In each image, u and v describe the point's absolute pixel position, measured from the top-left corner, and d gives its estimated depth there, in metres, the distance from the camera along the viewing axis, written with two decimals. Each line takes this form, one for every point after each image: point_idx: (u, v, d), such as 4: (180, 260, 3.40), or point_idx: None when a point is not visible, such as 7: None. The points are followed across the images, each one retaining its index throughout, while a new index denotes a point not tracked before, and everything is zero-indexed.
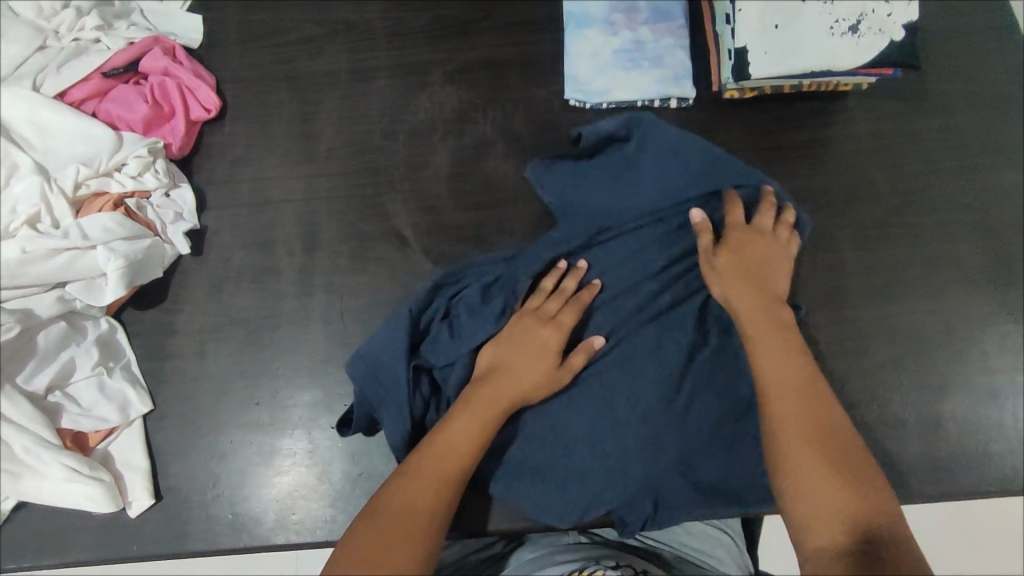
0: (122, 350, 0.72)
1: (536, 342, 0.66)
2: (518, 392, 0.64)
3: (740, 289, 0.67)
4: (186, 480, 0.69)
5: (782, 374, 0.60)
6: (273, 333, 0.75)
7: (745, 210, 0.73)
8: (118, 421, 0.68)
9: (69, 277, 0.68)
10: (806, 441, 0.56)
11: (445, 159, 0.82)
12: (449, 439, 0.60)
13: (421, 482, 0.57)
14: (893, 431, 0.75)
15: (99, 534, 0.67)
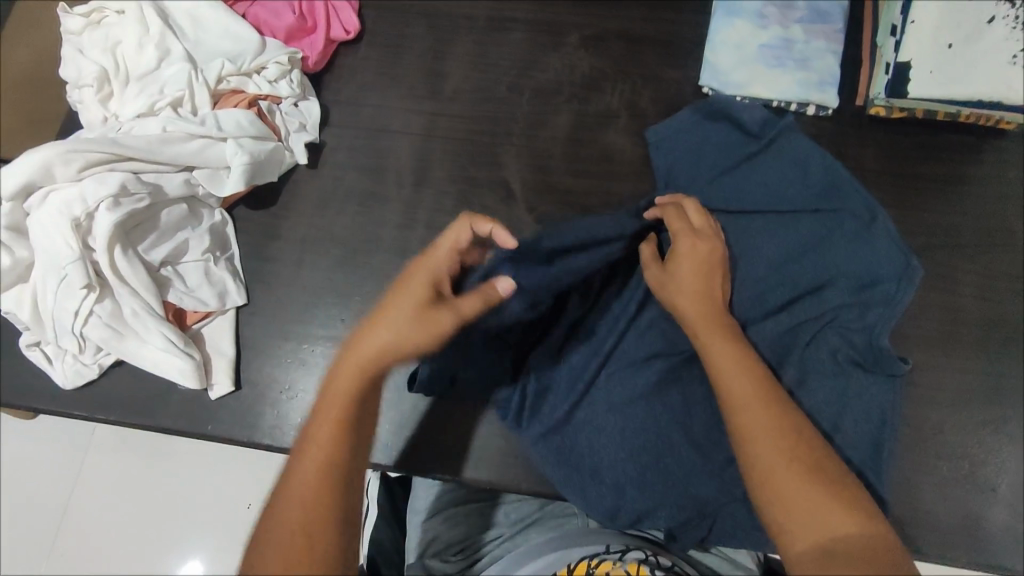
0: (230, 244, 0.75)
1: (425, 264, 0.54)
2: (396, 323, 0.53)
3: (690, 291, 0.62)
4: (265, 377, 0.72)
5: (731, 369, 0.56)
6: (368, 258, 0.76)
7: (874, 241, 0.68)
8: (215, 306, 0.72)
9: (197, 163, 0.71)
10: (775, 437, 0.51)
11: (564, 122, 0.81)
12: (334, 392, 0.52)
13: (317, 457, 0.50)
14: (997, 505, 0.67)
15: (181, 406, 0.71)
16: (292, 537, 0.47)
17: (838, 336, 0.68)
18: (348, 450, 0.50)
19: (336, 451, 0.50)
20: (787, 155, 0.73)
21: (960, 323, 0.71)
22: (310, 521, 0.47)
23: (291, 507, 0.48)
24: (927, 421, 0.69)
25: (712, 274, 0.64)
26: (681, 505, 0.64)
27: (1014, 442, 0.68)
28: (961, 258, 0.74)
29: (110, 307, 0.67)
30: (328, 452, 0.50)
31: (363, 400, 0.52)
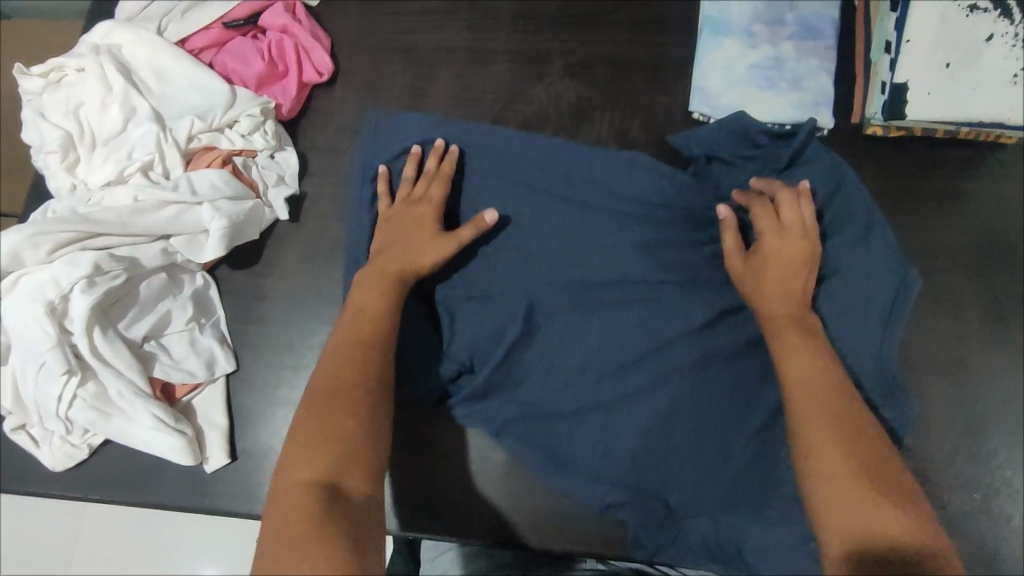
0: (214, 308, 0.73)
1: (416, 237, 0.68)
2: (399, 298, 0.64)
3: (775, 284, 0.64)
4: (261, 445, 0.70)
5: (802, 366, 0.58)
6: None
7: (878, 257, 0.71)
8: (203, 376, 0.69)
9: (175, 230, 0.69)
10: (831, 439, 0.53)
11: None
12: (348, 336, 0.61)
13: (343, 360, 0.59)
14: (1008, 533, 0.66)
15: (175, 481, 0.69)
16: (314, 449, 0.52)
17: (839, 343, 0.69)
18: (372, 376, 0.58)
19: (347, 370, 0.58)
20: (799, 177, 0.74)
21: (967, 346, 0.70)
22: (338, 394, 0.56)
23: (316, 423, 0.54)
24: (939, 451, 0.67)
25: (804, 268, 0.65)
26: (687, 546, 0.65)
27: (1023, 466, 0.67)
28: (965, 279, 0.72)
29: (95, 388, 0.65)
30: (350, 372, 0.58)
31: (372, 338, 0.61)
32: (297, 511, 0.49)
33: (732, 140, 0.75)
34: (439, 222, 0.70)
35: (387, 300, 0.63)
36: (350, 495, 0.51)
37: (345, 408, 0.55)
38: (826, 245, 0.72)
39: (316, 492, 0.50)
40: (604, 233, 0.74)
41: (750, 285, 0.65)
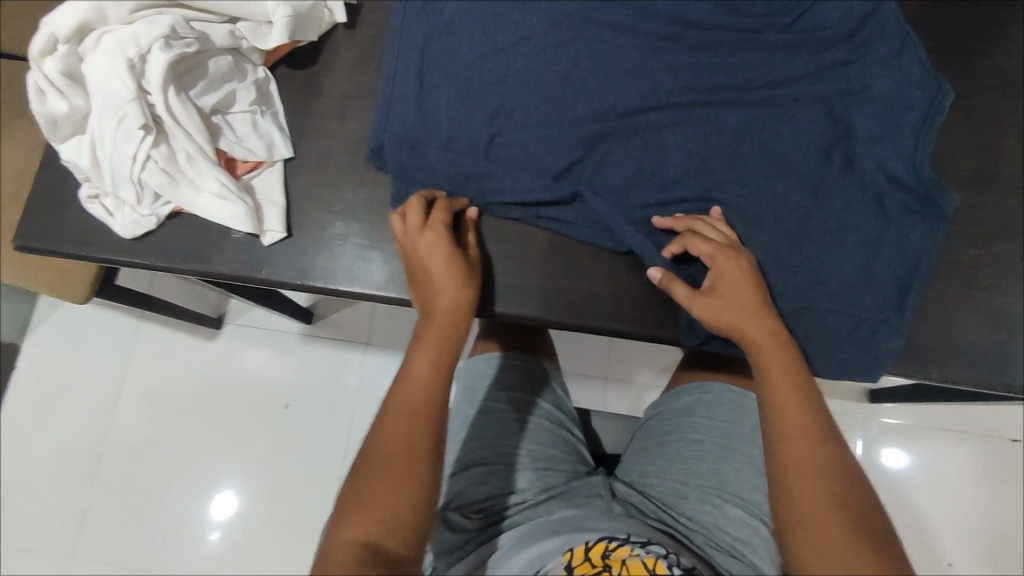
0: (274, 101, 0.77)
1: (446, 279, 0.65)
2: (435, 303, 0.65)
3: (748, 322, 0.63)
4: (314, 226, 0.75)
5: (793, 418, 0.59)
6: None
7: (921, 70, 0.72)
8: (264, 157, 0.74)
9: (241, 14, 0.73)
10: (831, 516, 0.54)
11: None
12: (400, 396, 0.60)
13: (398, 412, 0.59)
14: (1014, 329, 0.69)
15: (236, 252, 0.74)
16: (371, 484, 0.55)
17: (873, 151, 0.71)
18: (427, 427, 0.58)
19: (426, 403, 0.59)
20: None
21: (999, 163, 0.72)
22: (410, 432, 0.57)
23: (372, 465, 0.56)
24: (961, 253, 0.70)
25: (754, 296, 0.64)
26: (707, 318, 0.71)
27: None
28: (1001, 100, 0.73)
29: (166, 152, 0.70)
30: (416, 403, 0.59)
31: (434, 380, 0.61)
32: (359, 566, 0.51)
33: None
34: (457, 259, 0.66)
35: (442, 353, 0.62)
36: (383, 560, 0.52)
37: (411, 445, 0.57)
38: (872, 56, 0.73)
39: (364, 551, 0.52)
40: (647, 37, 0.74)
41: (714, 285, 0.65)
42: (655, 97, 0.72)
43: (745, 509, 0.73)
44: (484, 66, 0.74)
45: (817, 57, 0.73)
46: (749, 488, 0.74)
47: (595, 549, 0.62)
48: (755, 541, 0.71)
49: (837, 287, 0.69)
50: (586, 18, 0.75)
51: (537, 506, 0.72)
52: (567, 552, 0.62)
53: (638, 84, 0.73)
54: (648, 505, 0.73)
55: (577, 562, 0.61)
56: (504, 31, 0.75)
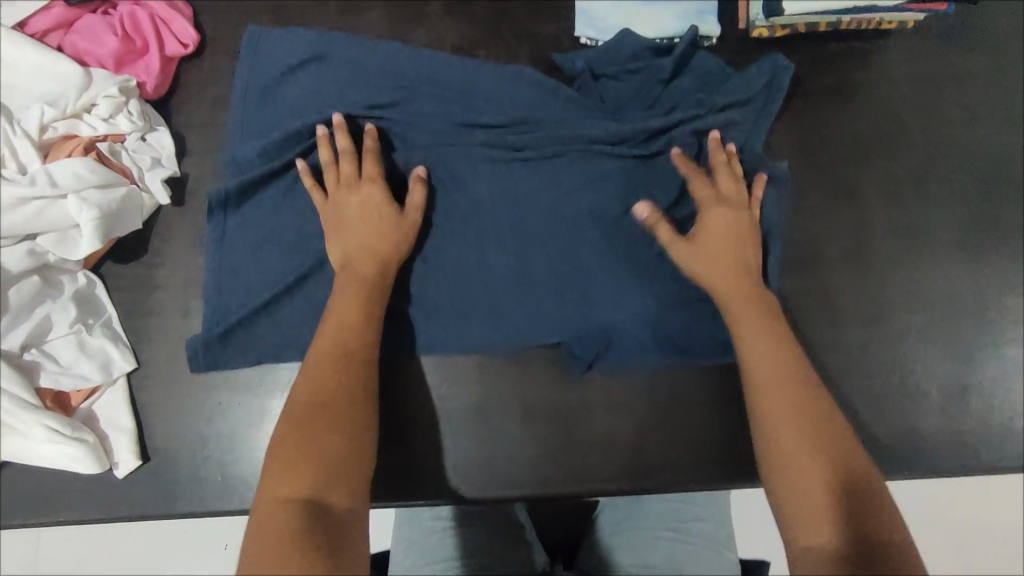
0: (103, 307, 0.68)
1: (376, 282, 0.63)
2: (360, 291, 0.62)
3: (712, 266, 0.65)
4: (173, 442, 0.67)
5: (770, 366, 0.59)
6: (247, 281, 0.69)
7: (771, 156, 0.71)
8: (100, 379, 0.65)
9: (39, 228, 0.63)
10: (814, 459, 0.53)
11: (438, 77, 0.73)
12: (312, 367, 0.58)
13: (320, 388, 0.56)
14: (914, 403, 0.67)
15: (88, 493, 0.65)
16: (308, 466, 0.51)
17: None
18: (344, 408, 0.55)
19: (335, 395, 0.56)
20: (694, 88, 0.73)
21: (871, 236, 0.71)
22: (325, 417, 0.54)
23: (298, 403, 0.55)
24: (852, 340, 0.69)
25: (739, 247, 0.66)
26: (607, 456, 0.67)
27: (927, 344, 0.68)
28: (862, 168, 0.73)
29: None
30: (326, 390, 0.56)
31: (348, 372, 0.58)
32: (280, 536, 0.47)
33: (619, 57, 0.74)
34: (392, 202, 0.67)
35: (366, 323, 0.61)
36: (341, 519, 0.49)
37: (331, 437, 0.53)
38: (728, 151, 0.71)
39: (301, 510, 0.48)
40: (497, 168, 0.71)
41: (703, 221, 0.67)
42: (519, 232, 0.70)
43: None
44: None
45: (671, 160, 0.71)
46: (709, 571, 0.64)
47: None
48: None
49: (722, 390, 0.69)
50: (438, 145, 0.72)
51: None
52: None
53: (497, 220, 0.70)
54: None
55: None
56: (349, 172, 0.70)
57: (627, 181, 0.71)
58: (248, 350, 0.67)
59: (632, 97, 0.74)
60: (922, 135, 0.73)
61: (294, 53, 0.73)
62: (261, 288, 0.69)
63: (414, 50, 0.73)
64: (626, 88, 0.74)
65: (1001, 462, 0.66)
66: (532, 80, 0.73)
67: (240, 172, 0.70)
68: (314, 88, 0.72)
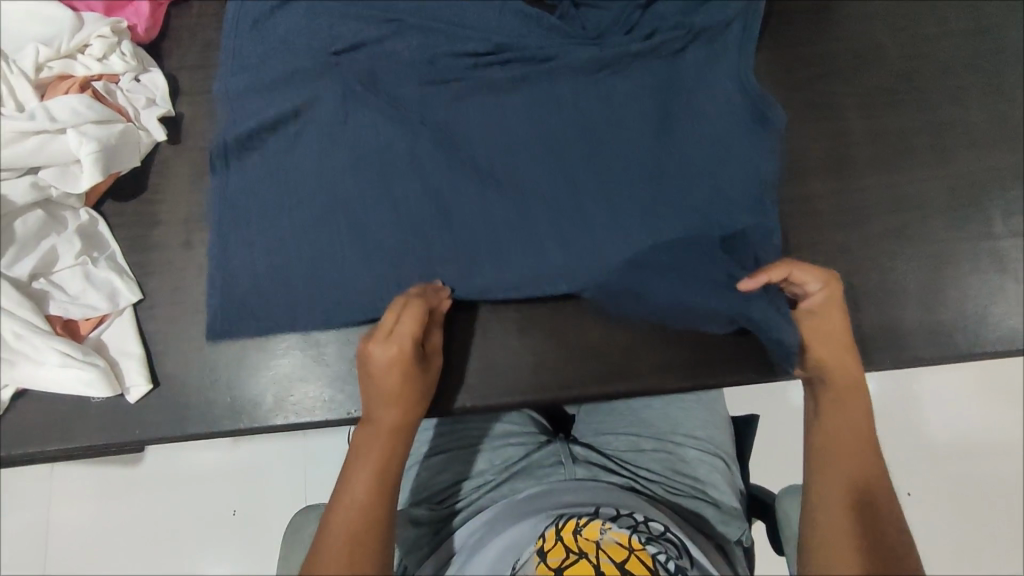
0: (106, 242, 0.70)
1: (400, 406, 0.60)
2: (400, 427, 0.60)
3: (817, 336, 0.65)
4: (182, 368, 0.69)
5: (841, 438, 0.61)
6: (243, 209, 0.70)
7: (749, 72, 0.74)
8: (108, 308, 0.67)
9: (43, 161, 0.65)
10: (847, 513, 0.57)
11: (420, 13, 0.75)
12: (348, 516, 0.56)
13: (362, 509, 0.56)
14: (893, 298, 0.70)
15: (101, 419, 0.67)
16: None
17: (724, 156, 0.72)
18: (381, 524, 0.56)
19: (376, 514, 0.56)
20: (671, 10, 0.75)
21: (850, 144, 0.74)
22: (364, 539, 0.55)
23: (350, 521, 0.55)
24: (833, 244, 0.71)
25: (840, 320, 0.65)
26: (602, 364, 0.70)
27: (905, 243, 0.71)
28: (838, 82, 0.75)
29: None
30: (371, 506, 0.56)
31: (376, 521, 0.56)
32: None
33: None
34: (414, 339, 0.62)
35: (386, 479, 0.58)
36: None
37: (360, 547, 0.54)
38: (707, 68, 0.74)
39: None
40: (483, 93, 0.73)
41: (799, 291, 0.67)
42: (512, 153, 0.71)
43: (701, 448, 0.77)
44: (326, 150, 0.70)
45: (653, 82, 0.74)
46: (700, 428, 0.79)
47: (567, 528, 0.60)
48: (714, 477, 0.75)
49: None
50: (424, 73, 0.73)
51: (497, 487, 0.71)
52: (538, 539, 0.59)
53: (487, 142, 0.72)
54: (607, 463, 0.74)
55: (549, 544, 0.58)
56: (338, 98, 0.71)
57: (609, 99, 0.73)
58: (245, 280, 0.68)
59: (613, 21, 0.76)
60: (892, 47, 0.76)
61: None
62: (260, 219, 0.70)
63: None
64: (605, 13, 0.76)
65: (977, 349, 0.69)
66: (514, 11, 0.75)
67: (232, 106, 0.71)
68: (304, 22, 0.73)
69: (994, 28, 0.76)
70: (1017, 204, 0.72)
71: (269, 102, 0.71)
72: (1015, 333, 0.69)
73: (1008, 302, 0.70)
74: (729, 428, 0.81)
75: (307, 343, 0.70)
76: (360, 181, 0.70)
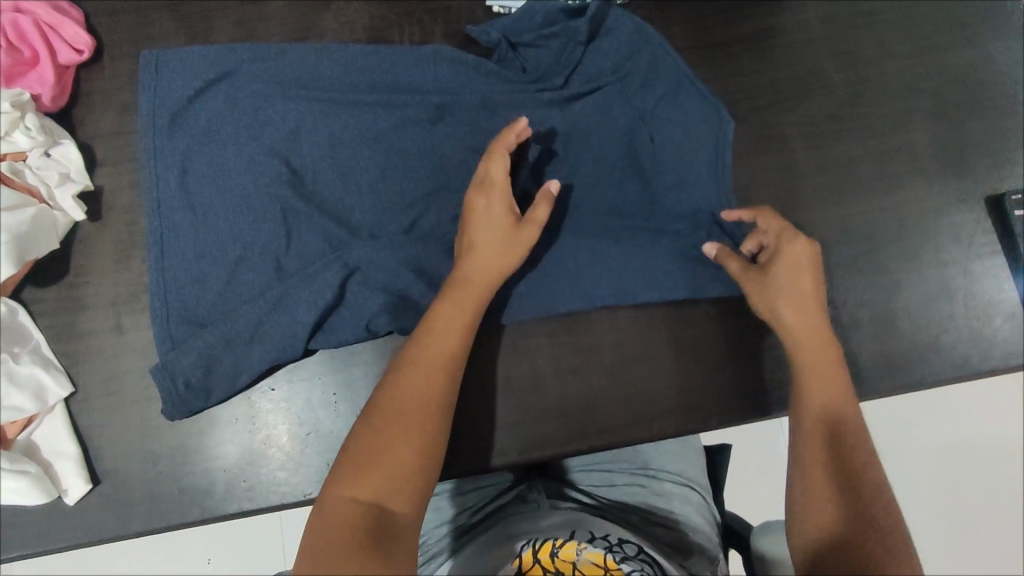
0: (29, 333, 0.66)
1: (503, 250, 0.60)
2: (495, 272, 0.60)
3: (810, 313, 0.61)
4: (123, 461, 0.65)
5: (822, 391, 0.58)
6: (182, 288, 0.67)
7: (697, 106, 0.72)
8: (36, 408, 0.63)
9: None
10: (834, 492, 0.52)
11: (351, 64, 0.71)
12: (428, 356, 0.55)
13: (420, 371, 0.54)
14: (848, 332, 0.70)
15: (40, 523, 0.63)
16: (390, 444, 0.50)
17: (671, 197, 0.71)
18: (437, 407, 0.53)
19: (444, 357, 0.55)
20: (613, 46, 0.72)
21: (799, 177, 0.73)
22: (418, 403, 0.53)
23: (417, 371, 0.54)
24: None
25: (812, 284, 0.61)
26: (566, 423, 0.68)
27: (856, 275, 0.71)
28: (785, 113, 0.74)
29: None
30: (445, 354, 0.56)
31: (450, 376, 0.55)
32: (338, 532, 0.46)
33: (533, 27, 0.73)
34: (512, 210, 0.62)
35: (470, 321, 0.58)
36: (399, 524, 0.48)
37: (407, 420, 0.52)
38: (654, 107, 0.71)
39: (363, 513, 0.47)
40: (427, 150, 0.70)
41: (792, 256, 0.62)
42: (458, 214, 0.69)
43: (672, 481, 0.76)
44: (265, 231, 0.67)
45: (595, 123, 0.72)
46: (672, 462, 0.79)
47: (544, 548, 0.59)
48: (687, 509, 0.74)
49: (672, 345, 0.70)
50: (357, 130, 0.70)
51: (466, 531, 0.69)
52: (516, 558, 0.59)
53: (431, 200, 0.69)
54: (582, 498, 0.72)
55: (527, 565, 0.59)
56: (262, 167, 0.68)
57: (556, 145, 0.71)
58: (179, 369, 0.64)
59: (552, 61, 0.73)
60: (837, 74, 0.75)
61: (197, 74, 0.70)
62: (196, 301, 0.66)
63: (325, 46, 0.72)
64: (544, 54, 0.74)
65: (929, 379, 0.69)
66: (450, 59, 0.72)
67: (161, 189, 0.68)
68: (231, 89, 0.70)
69: (933, 45, 0.76)
70: (962, 228, 0.73)
71: (198, 186, 0.68)
72: (966, 359, 0.70)
73: (958, 328, 0.71)
74: (701, 460, 0.80)
75: (255, 425, 0.67)
76: (303, 256, 0.67)
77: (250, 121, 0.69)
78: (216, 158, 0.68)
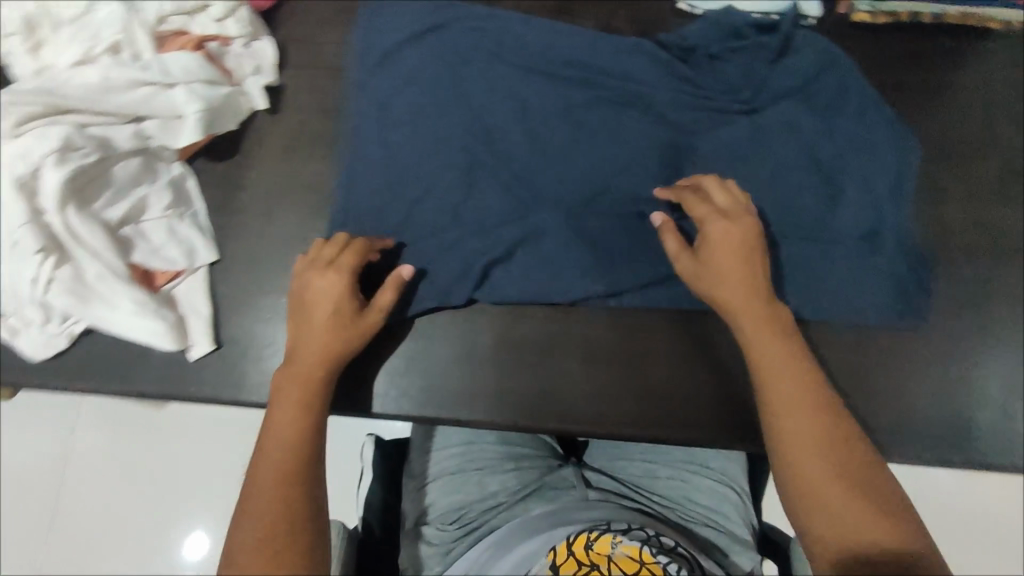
0: (192, 199, 0.71)
1: (324, 330, 0.61)
2: (323, 353, 0.61)
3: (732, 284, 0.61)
4: (245, 334, 0.70)
5: (786, 414, 0.54)
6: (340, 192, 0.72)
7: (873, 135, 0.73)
8: (184, 264, 0.68)
9: (147, 112, 0.66)
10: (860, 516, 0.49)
11: (536, 28, 0.76)
12: (267, 451, 0.55)
13: (271, 453, 0.55)
14: (967, 395, 0.68)
15: (161, 369, 0.68)
16: (269, 538, 0.50)
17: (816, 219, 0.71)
18: (295, 490, 0.53)
19: (293, 449, 0.55)
20: (792, 63, 0.73)
21: (948, 232, 0.72)
22: (275, 479, 0.53)
23: (268, 467, 0.54)
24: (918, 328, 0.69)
25: (749, 251, 0.62)
26: (665, 408, 0.68)
27: (987, 341, 0.69)
28: (948, 166, 0.73)
29: (70, 272, 0.63)
30: (285, 448, 0.55)
31: (305, 460, 0.55)
32: None
33: (717, 32, 0.75)
34: (354, 296, 0.63)
35: (311, 409, 0.58)
36: None
37: (267, 507, 0.52)
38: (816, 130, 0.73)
39: None
40: (590, 121, 0.73)
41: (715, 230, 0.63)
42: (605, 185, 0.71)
43: (713, 479, 0.74)
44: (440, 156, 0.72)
45: (756, 134, 0.73)
46: (714, 459, 0.76)
47: (578, 541, 0.57)
48: (725, 508, 0.72)
49: None
50: (530, 88, 0.74)
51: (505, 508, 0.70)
52: (550, 552, 0.57)
53: (583, 168, 0.72)
54: (619, 493, 0.71)
55: (561, 559, 0.56)
56: (438, 102, 0.73)
57: (712, 145, 0.73)
58: None
59: (738, 75, 0.75)
60: (1010, 140, 0.74)
61: (408, 11, 0.76)
62: (360, 214, 0.71)
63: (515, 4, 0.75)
64: (720, 58, 0.75)
65: None
66: (631, 46, 0.76)
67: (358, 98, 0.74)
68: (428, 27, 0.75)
69: None
70: None
71: (381, 106, 0.74)
72: None
73: None
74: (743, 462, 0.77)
75: None
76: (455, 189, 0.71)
77: (438, 60, 0.75)
78: (414, 100, 0.74)
